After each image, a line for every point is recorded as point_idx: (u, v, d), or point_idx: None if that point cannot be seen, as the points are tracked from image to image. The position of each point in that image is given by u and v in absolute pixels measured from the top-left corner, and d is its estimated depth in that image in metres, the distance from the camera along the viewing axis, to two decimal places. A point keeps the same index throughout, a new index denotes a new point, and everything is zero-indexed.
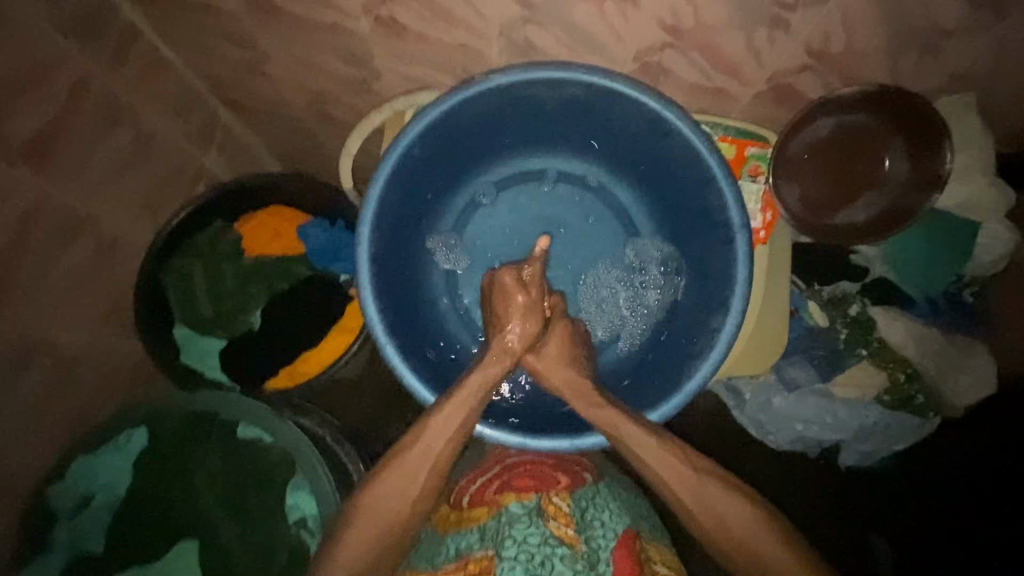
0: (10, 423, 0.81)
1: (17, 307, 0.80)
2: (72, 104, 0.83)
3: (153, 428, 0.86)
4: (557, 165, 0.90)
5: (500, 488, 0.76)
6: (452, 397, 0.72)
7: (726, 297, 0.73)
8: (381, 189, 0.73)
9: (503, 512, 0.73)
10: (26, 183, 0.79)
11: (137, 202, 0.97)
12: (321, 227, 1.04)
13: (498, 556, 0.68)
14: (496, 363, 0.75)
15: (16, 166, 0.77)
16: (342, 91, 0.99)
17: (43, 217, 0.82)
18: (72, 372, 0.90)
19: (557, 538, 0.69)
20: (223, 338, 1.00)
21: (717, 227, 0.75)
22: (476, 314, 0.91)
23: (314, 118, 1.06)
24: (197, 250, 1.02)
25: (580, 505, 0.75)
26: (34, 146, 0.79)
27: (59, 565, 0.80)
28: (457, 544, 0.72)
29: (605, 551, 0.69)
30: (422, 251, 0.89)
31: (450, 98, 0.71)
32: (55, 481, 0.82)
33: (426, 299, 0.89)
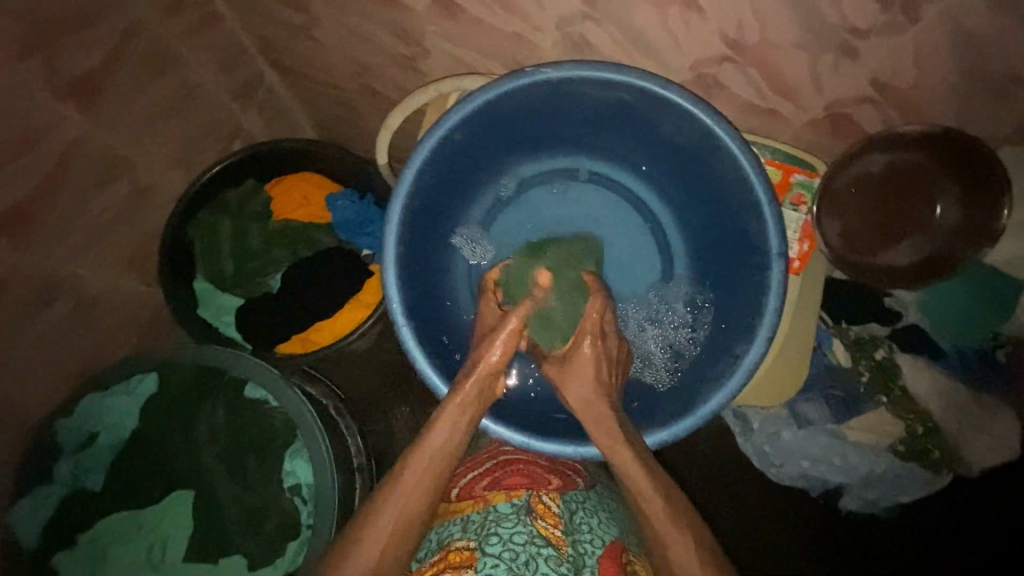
0: (27, 352, 0.82)
1: (47, 241, 0.81)
2: (124, 47, 0.84)
3: (163, 375, 0.87)
4: (596, 170, 0.89)
5: (490, 485, 0.77)
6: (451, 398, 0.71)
7: (754, 325, 0.71)
8: (416, 170, 0.72)
9: (491, 509, 0.72)
10: (72, 121, 0.80)
11: (174, 151, 0.98)
12: (351, 200, 1.05)
13: (481, 550, 0.67)
14: (474, 383, 0.72)
15: (61, 102, 0.77)
16: (388, 65, 0.98)
17: (83, 155, 0.82)
18: (94, 310, 0.91)
19: (543, 539, 0.69)
20: (241, 297, 1.02)
21: (754, 253, 0.73)
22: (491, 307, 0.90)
23: (357, 90, 1.07)
24: (225, 209, 1.02)
25: (569, 506, 0.75)
26: (83, 84, 0.79)
27: (58, 497, 0.82)
28: (441, 536, 0.73)
29: (590, 557, 0.69)
30: (450, 239, 0.88)
31: (497, 87, 0.70)
32: (64, 415, 0.84)
33: (448, 288, 0.88)
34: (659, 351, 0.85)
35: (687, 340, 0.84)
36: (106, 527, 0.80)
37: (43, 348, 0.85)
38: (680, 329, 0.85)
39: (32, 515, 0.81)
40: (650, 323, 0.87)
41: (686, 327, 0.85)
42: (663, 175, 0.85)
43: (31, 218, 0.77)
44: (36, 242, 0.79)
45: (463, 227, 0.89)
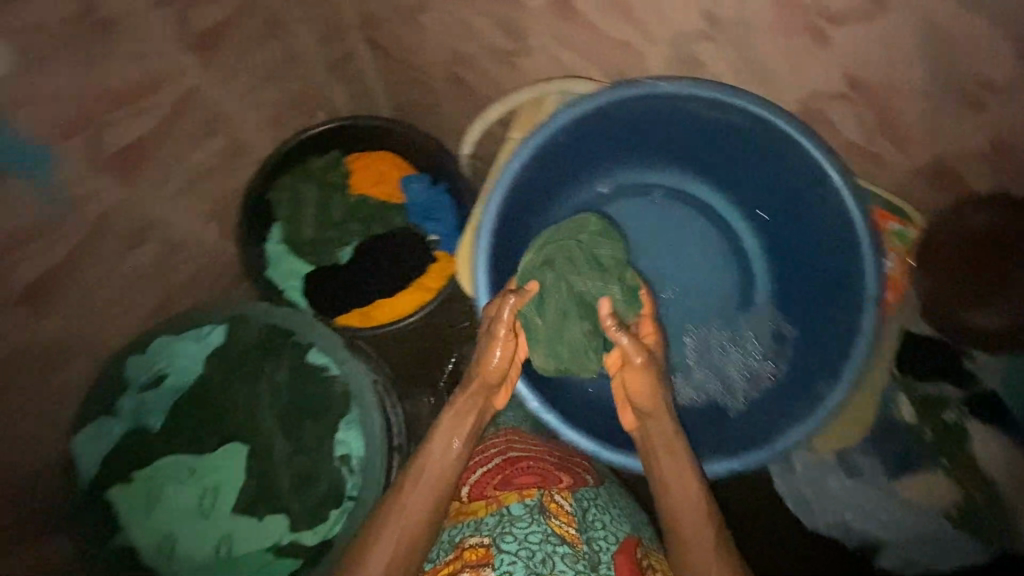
0: (111, 288, 0.85)
1: (148, 182, 0.83)
2: (245, 7, 0.86)
3: (231, 329, 0.89)
4: (686, 186, 0.88)
5: (501, 484, 0.74)
6: (450, 411, 0.74)
7: (840, 366, 0.74)
8: (519, 164, 0.74)
9: (504, 509, 0.70)
10: (190, 72, 0.82)
11: (269, 114, 1.00)
12: (425, 185, 1.08)
13: (497, 548, 0.66)
14: (474, 394, 0.75)
15: (185, 52, 0.80)
16: (484, 58, 0.99)
17: (193, 107, 0.85)
18: (174, 257, 0.93)
19: (557, 537, 0.68)
20: (310, 264, 1.03)
21: (853, 289, 0.74)
22: None
23: (444, 78, 1.08)
24: (307, 176, 1.04)
25: (581, 505, 0.74)
26: (205, 38, 0.82)
27: (119, 431, 0.84)
28: (453, 534, 0.72)
29: (605, 554, 0.69)
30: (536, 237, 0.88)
31: (611, 94, 0.72)
32: (133, 353, 0.86)
33: None
34: (737, 375, 0.86)
35: (766, 371, 0.85)
36: (166, 464, 0.83)
37: (125, 287, 0.87)
38: (757, 356, 0.87)
39: (93, 444, 0.83)
40: (730, 347, 0.88)
41: (764, 355, 0.86)
42: (760, 202, 0.85)
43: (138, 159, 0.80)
44: (139, 184, 0.82)
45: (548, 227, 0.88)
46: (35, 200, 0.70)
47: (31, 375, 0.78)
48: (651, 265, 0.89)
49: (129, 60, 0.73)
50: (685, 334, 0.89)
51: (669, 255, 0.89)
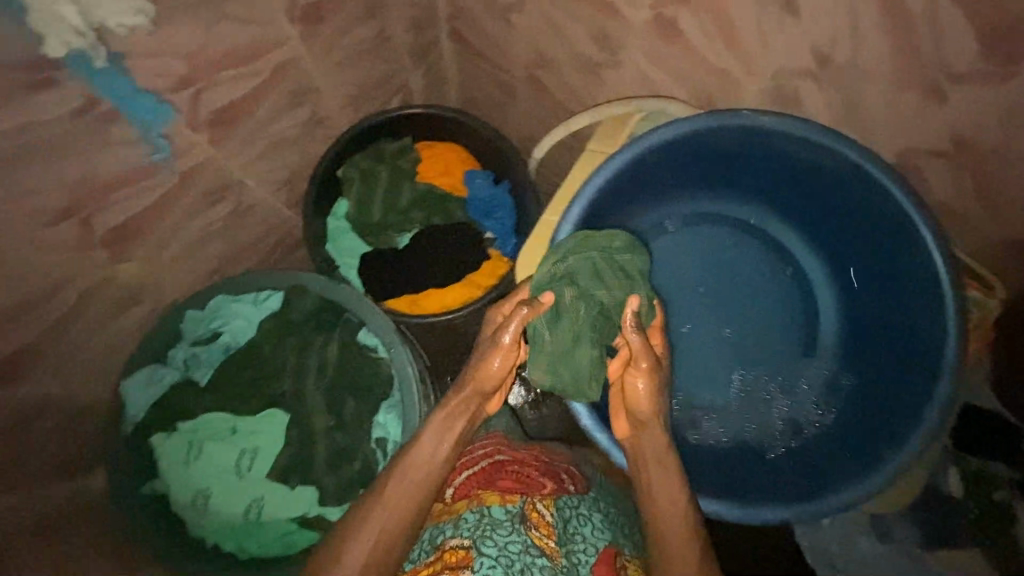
0: (181, 240, 0.86)
1: (234, 144, 0.85)
2: None
3: (289, 297, 0.90)
4: (761, 223, 0.88)
5: (484, 485, 0.73)
6: (439, 413, 0.70)
7: (905, 433, 0.73)
8: (604, 178, 0.76)
9: (485, 512, 0.68)
10: (291, 42, 0.84)
11: (351, 92, 1.01)
12: (488, 183, 1.08)
13: (476, 551, 0.64)
14: (466, 397, 0.71)
15: (291, 23, 0.82)
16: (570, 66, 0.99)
17: (287, 76, 0.86)
18: (242, 219, 0.94)
19: (538, 549, 0.66)
20: (370, 246, 1.04)
21: (926, 347, 0.73)
22: None
23: (524, 79, 1.08)
24: (379, 157, 1.05)
25: (563, 515, 0.71)
26: (311, 11, 0.83)
27: (169, 381, 0.86)
28: (434, 536, 0.69)
29: (584, 567, 0.67)
30: None
31: (706, 120, 0.73)
32: (193, 308, 0.88)
33: None
34: (782, 422, 0.86)
35: (813, 418, 0.85)
36: (210, 420, 0.85)
37: (193, 242, 0.88)
38: (808, 405, 0.86)
39: (144, 391, 0.85)
40: (781, 392, 0.87)
41: (816, 406, 0.86)
42: (840, 252, 0.84)
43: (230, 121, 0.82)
44: (226, 145, 0.83)
45: None
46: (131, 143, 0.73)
47: (95, 310, 0.81)
48: (713, 297, 0.88)
49: (240, 24, 0.75)
50: (737, 370, 0.87)
51: (732, 291, 0.88)
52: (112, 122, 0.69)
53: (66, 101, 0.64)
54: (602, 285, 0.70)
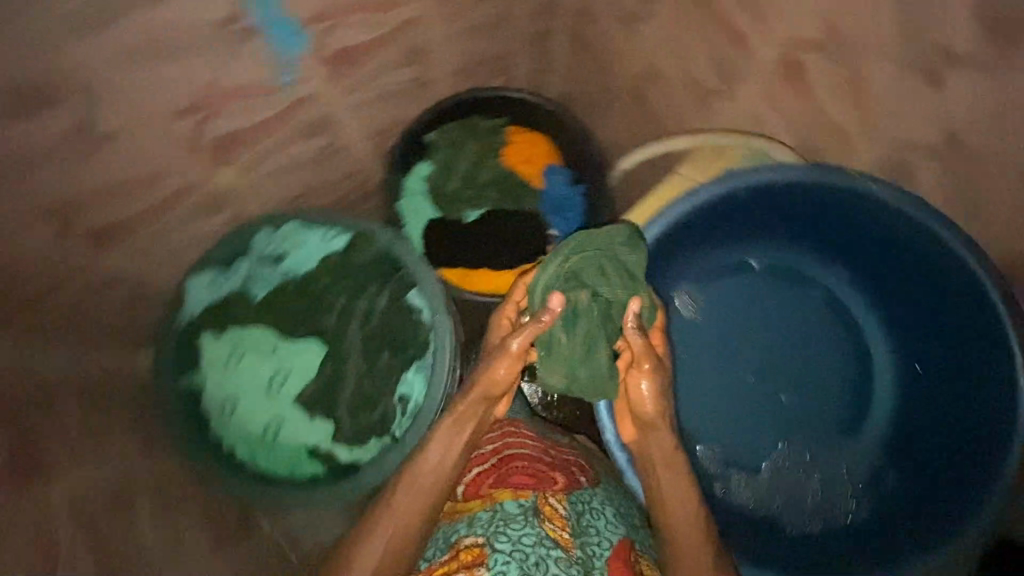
0: (274, 163, 0.91)
1: (345, 85, 0.89)
2: None
3: (354, 241, 0.93)
4: (836, 290, 0.90)
5: (495, 482, 0.75)
6: (450, 415, 0.75)
7: (953, 529, 0.76)
8: (699, 203, 0.79)
9: (498, 508, 0.71)
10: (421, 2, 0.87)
11: (461, 62, 1.04)
12: (566, 180, 1.08)
13: (491, 547, 0.66)
14: (474, 401, 0.75)
15: None
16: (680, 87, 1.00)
17: (409, 33, 0.89)
18: (332, 158, 0.98)
19: (551, 540, 0.68)
20: (439, 213, 1.06)
21: (998, 421, 0.76)
22: None
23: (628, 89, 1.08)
24: (469, 130, 1.06)
25: (576, 508, 0.73)
26: None
27: (229, 289, 0.91)
28: (448, 535, 0.72)
29: (599, 559, 0.69)
30: (675, 283, 0.90)
31: (823, 177, 0.76)
32: (264, 227, 0.92)
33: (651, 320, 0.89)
34: (815, 493, 0.88)
35: (849, 491, 0.88)
36: (254, 335, 0.89)
37: (284, 167, 0.93)
38: (847, 478, 0.89)
39: (205, 292, 0.90)
40: (821, 462, 0.89)
41: (853, 481, 0.89)
42: (907, 326, 0.87)
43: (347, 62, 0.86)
44: (338, 85, 0.87)
45: (688, 280, 0.90)
46: (257, 61, 0.77)
47: (188, 205, 0.86)
48: (774, 351, 0.90)
49: None
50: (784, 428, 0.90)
51: (795, 351, 0.90)
52: (248, 38, 0.74)
53: (217, 11, 0.69)
54: (605, 280, 0.74)
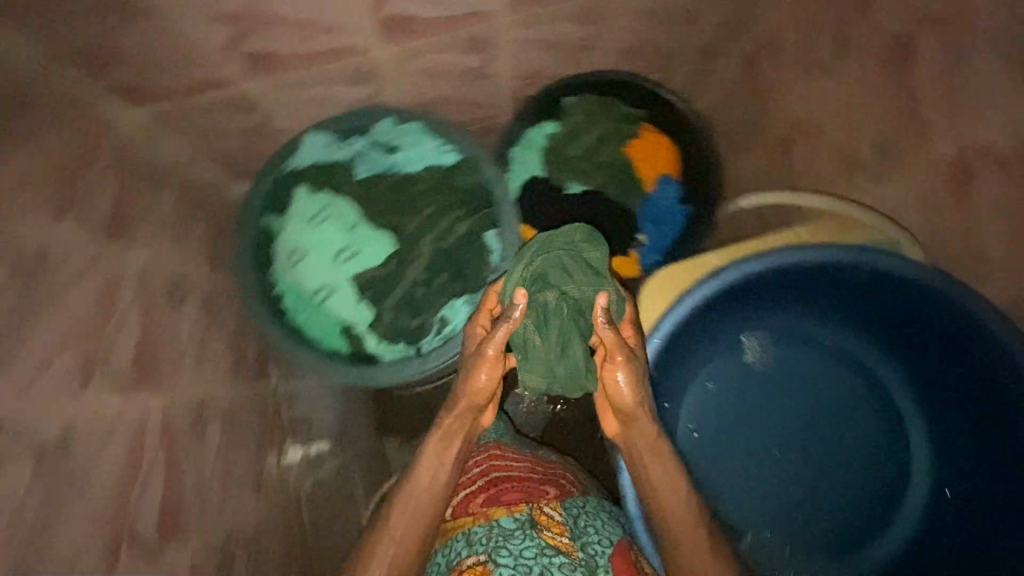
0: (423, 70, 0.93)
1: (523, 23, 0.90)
2: None
3: (463, 163, 0.96)
4: (897, 400, 0.88)
5: (490, 501, 0.80)
6: (434, 433, 0.78)
7: None
8: (803, 256, 0.76)
9: (495, 524, 0.76)
10: None
11: (630, 45, 1.03)
12: (674, 196, 1.09)
13: (493, 564, 0.73)
14: (458, 416, 0.78)
15: None
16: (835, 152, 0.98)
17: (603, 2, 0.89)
18: (472, 84, 1.00)
19: (552, 548, 0.75)
20: (545, 172, 1.07)
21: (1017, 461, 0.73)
22: (700, 388, 0.89)
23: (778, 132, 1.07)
24: (609, 110, 1.06)
25: (572, 514, 0.81)
26: None
27: (337, 157, 0.94)
28: (449, 557, 0.78)
29: (602, 556, 0.76)
30: (744, 326, 0.89)
31: (936, 283, 0.72)
32: (389, 118, 0.95)
33: (707, 351, 0.88)
34: None
35: None
36: (343, 207, 0.92)
37: (428, 77, 0.95)
38: None
39: (317, 151, 0.94)
40: (814, 559, 0.88)
41: None
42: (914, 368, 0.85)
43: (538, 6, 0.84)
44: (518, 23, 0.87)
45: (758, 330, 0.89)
46: None
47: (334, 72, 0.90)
48: (811, 432, 0.89)
49: None
50: (790, 510, 0.88)
51: (832, 440, 0.88)
52: None
53: None
54: (572, 279, 0.76)
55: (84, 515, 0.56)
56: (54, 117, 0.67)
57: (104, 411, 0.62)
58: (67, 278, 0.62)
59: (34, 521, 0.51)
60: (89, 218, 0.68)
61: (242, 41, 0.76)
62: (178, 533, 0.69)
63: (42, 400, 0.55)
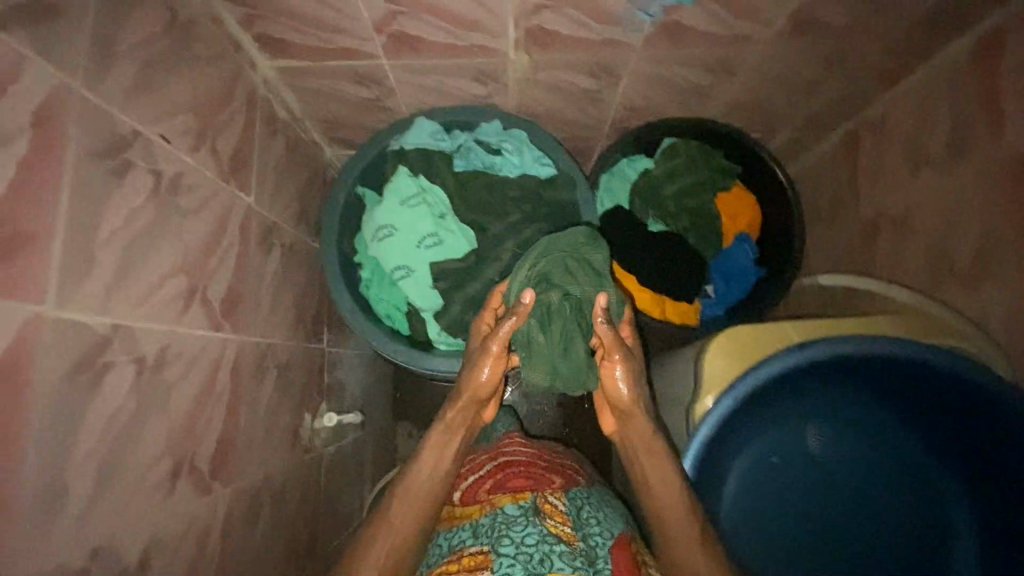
0: (542, 89, 0.95)
1: (654, 69, 0.91)
2: (847, 45, 0.88)
3: (557, 179, 0.98)
4: (958, 551, 0.78)
5: (496, 489, 0.81)
6: (435, 428, 0.80)
7: None
8: (913, 352, 0.71)
9: (499, 511, 0.76)
10: (764, 46, 0.86)
11: (742, 104, 1.05)
12: (749, 256, 1.10)
13: (494, 551, 0.72)
14: (460, 409, 0.81)
15: (791, 32, 0.83)
16: (921, 253, 0.96)
17: (734, 64, 0.90)
18: (581, 108, 1.02)
19: (554, 537, 0.73)
20: (629, 205, 1.10)
21: None
22: (752, 455, 0.83)
23: (868, 218, 1.07)
24: (707, 160, 1.07)
25: (575, 504, 0.80)
26: (806, 38, 0.85)
27: (440, 146, 0.95)
28: (450, 541, 0.78)
29: (601, 549, 0.74)
30: (819, 406, 0.83)
31: None
32: (498, 120, 0.97)
33: (774, 419, 0.83)
34: None
35: None
36: (437, 194, 0.94)
37: (544, 93, 0.97)
38: None
39: (422, 136, 0.95)
40: None
41: None
42: (936, 439, 0.80)
43: (672, 53, 0.86)
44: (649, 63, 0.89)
45: (833, 415, 0.83)
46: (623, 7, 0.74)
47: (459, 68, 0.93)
48: (851, 543, 0.81)
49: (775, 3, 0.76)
50: None
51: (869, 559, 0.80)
52: None
53: None
54: (573, 279, 0.78)
55: (163, 433, 0.58)
56: (213, 56, 0.71)
57: (193, 338, 0.64)
58: (190, 206, 0.64)
59: (126, 429, 0.53)
60: (219, 158, 0.71)
61: (397, 18, 0.75)
62: (225, 469, 0.71)
63: (150, 317, 0.56)
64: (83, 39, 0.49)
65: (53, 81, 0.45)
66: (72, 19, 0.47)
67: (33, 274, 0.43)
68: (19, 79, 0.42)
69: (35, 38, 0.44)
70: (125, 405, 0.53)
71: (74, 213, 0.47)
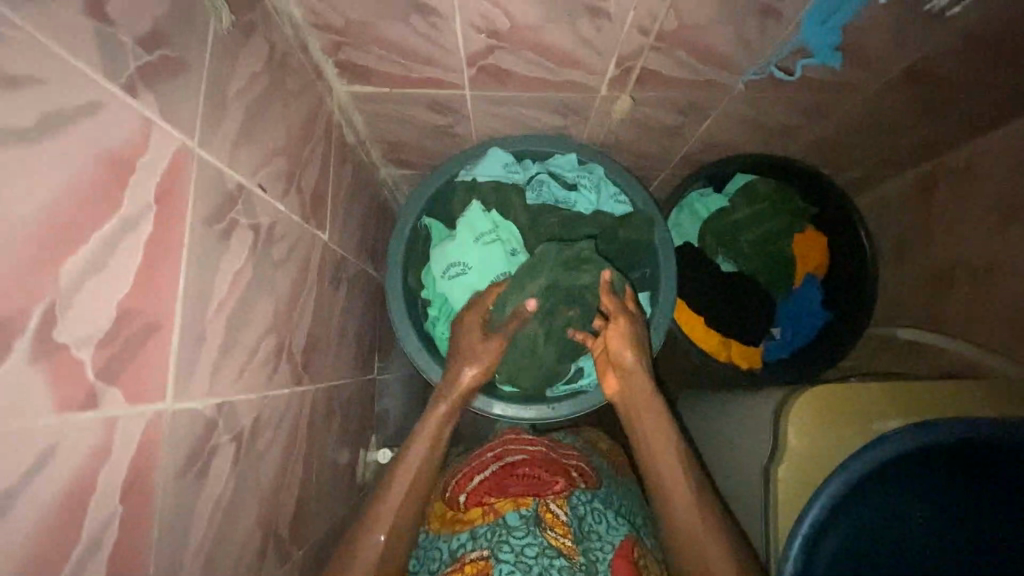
0: (623, 124, 0.89)
1: (745, 108, 0.85)
2: (949, 100, 0.83)
3: (629, 217, 0.93)
4: None
5: (497, 491, 0.80)
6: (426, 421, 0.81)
7: None
8: None
9: (500, 520, 0.77)
10: (870, 91, 0.81)
11: (824, 147, 1.00)
12: (818, 300, 1.06)
13: (494, 558, 0.74)
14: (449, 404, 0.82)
15: (900, 80, 0.78)
16: (997, 317, 0.88)
17: (831, 106, 0.85)
18: (657, 144, 0.96)
19: (554, 549, 0.75)
20: (698, 240, 1.07)
21: None
22: (849, 558, 0.62)
23: (932, 271, 1.01)
24: (783, 199, 1.03)
25: (577, 513, 0.80)
26: (912, 88, 0.80)
27: (513, 179, 0.91)
28: (450, 546, 0.78)
29: (601, 563, 0.75)
30: (941, 514, 0.62)
31: None
32: (574, 153, 0.91)
33: (885, 518, 0.63)
34: None
35: None
36: (508, 230, 0.90)
37: (624, 129, 0.91)
38: None
39: (496, 168, 0.90)
40: None
41: None
42: None
43: (772, 94, 0.81)
44: (744, 102, 0.83)
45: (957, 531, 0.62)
46: (737, 48, 0.70)
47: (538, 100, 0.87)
48: None
49: (892, 53, 0.72)
50: None
51: None
52: (764, 27, 0.66)
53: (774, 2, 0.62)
54: (581, 269, 0.81)
55: (255, 508, 0.54)
56: (298, 89, 0.65)
57: (278, 400, 0.59)
58: (280, 257, 0.59)
59: (224, 517, 0.49)
60: (300, 199, 0.66)
61: (494, 52, 0.70)
62: (298, 529, 0.67)
63: (247, 387, 0.52)
64: (199, 92, 0.43)
65: (177, 146, 0.40)
66: (192, 73, 0.42)
67: (156, 371, 0.39)
68: (148, 150, 0.37)
69: (162, 100, 0.39)
70: (227, 489, 0.49)
71: (190, 296, 0.42)
